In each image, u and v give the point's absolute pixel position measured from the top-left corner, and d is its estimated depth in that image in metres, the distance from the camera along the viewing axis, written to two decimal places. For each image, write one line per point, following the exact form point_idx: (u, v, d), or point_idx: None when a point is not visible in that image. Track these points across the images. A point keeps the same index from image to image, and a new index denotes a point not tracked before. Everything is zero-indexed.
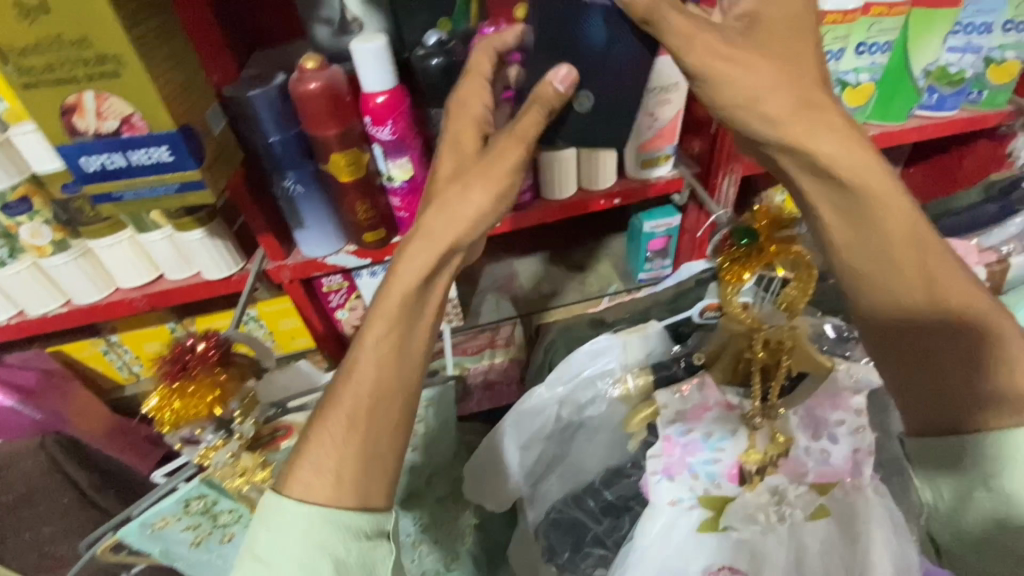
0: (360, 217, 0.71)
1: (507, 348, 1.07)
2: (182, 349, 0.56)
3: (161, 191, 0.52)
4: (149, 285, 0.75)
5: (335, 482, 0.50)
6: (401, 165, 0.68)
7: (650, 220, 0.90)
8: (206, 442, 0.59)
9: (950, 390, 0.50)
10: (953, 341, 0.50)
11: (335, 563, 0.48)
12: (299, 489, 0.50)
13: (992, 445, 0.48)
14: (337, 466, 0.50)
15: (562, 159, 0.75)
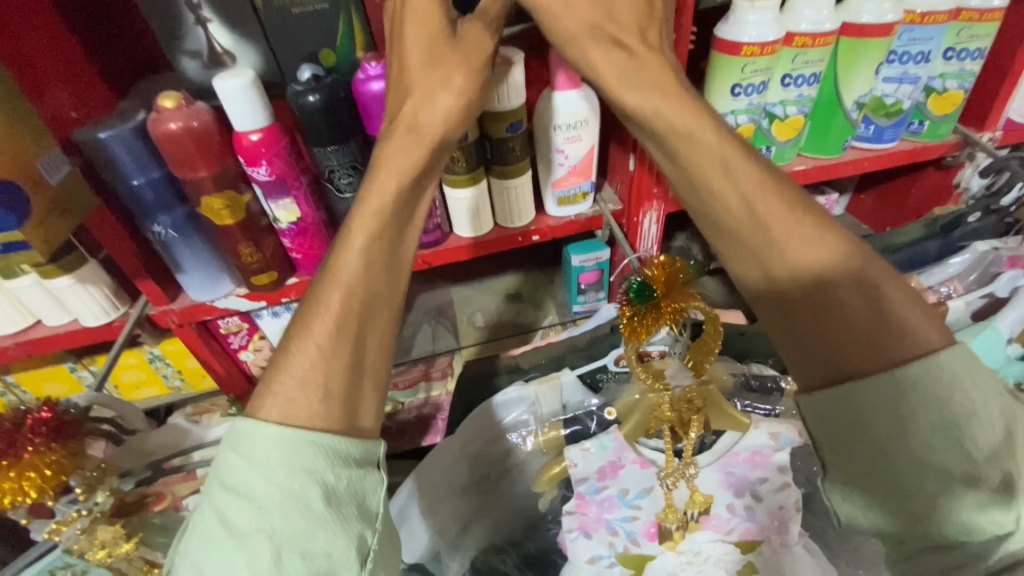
0: (246, 260, 0.65)
1: (443, 379, 1.04)
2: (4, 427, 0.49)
3: None
4: (24, 331, 0.69)
5: (322, 399, 0.48)
6: (284, 206, 0.62)
7: (578, 254, 0.85)
8: (59, 513, 0.53)
9: (832, 359, 0.46)
10: (836, 309, 0.46)
11: (324, 488, 0.45)
12: (280, 414, 0.47)
13: (887, 420, 0.43)
14: (311, 390, 0.48)
15: (470, 197, 0.70)
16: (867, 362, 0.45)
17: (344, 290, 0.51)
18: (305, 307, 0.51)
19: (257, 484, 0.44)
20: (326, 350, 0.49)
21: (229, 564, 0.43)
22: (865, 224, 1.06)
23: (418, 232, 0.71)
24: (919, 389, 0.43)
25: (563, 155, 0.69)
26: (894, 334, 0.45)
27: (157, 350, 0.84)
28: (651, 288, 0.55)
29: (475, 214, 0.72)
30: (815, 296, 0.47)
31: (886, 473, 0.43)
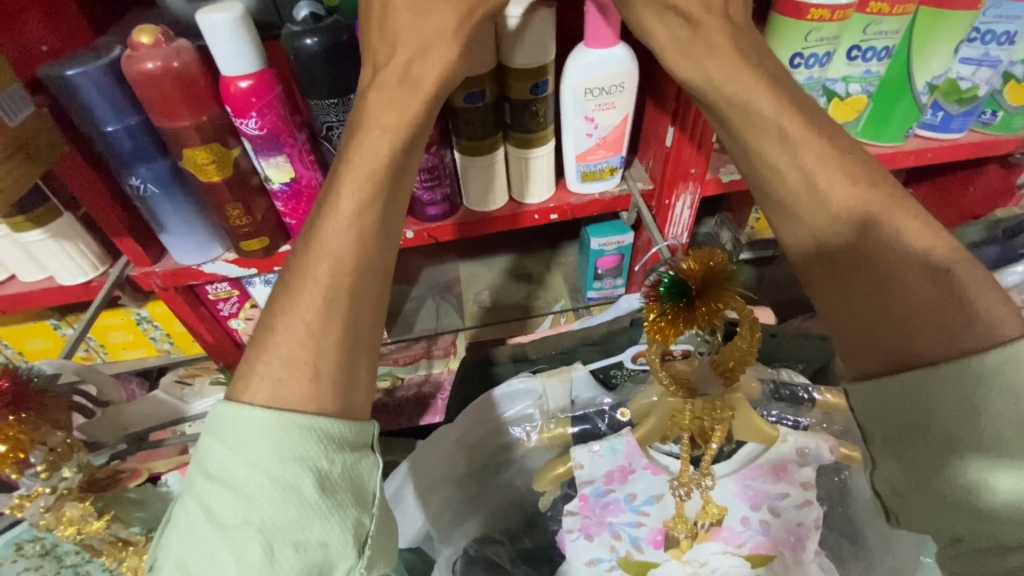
0: (234, 223, 0.59)
1: (445, 358, 0.98)
2: None
3: None
4: None
5: (309, 374, 0.42)
6: (277, 165, 0.56)
7: (598, 237, 0.78)
8: (24, 487, 0.49)
9: (897, 339, 0.41)
10: (905, 286, 0.41)
11: (316, 476, 0.40)
12: (263, 389, 0.42)
13: (955, 407, 0.38)
14: (294, 365, 0.42)
15: (485, 167, 0.63)
16: (938, 343, 0.40)
17: (330, 251, 0.44)
18: (293, 271, 0.45)
19: (242, 473, 0.39)
20: (314, 314, 0.43)
21: (215, 559, 0.38)
22: (935, 215, 0.92)
23: (425, 203, 0.64)
24: (991, 377, 0.38)
25: (592, 124, 0.61)
26: (967, 317, 0.39)
27: (144, 311, 0.78)
28: (684, 288, 0.48)
29: (489, 185, 0.65)
30: (875, 272, 0.41)
31: (942, 463, 0.39)
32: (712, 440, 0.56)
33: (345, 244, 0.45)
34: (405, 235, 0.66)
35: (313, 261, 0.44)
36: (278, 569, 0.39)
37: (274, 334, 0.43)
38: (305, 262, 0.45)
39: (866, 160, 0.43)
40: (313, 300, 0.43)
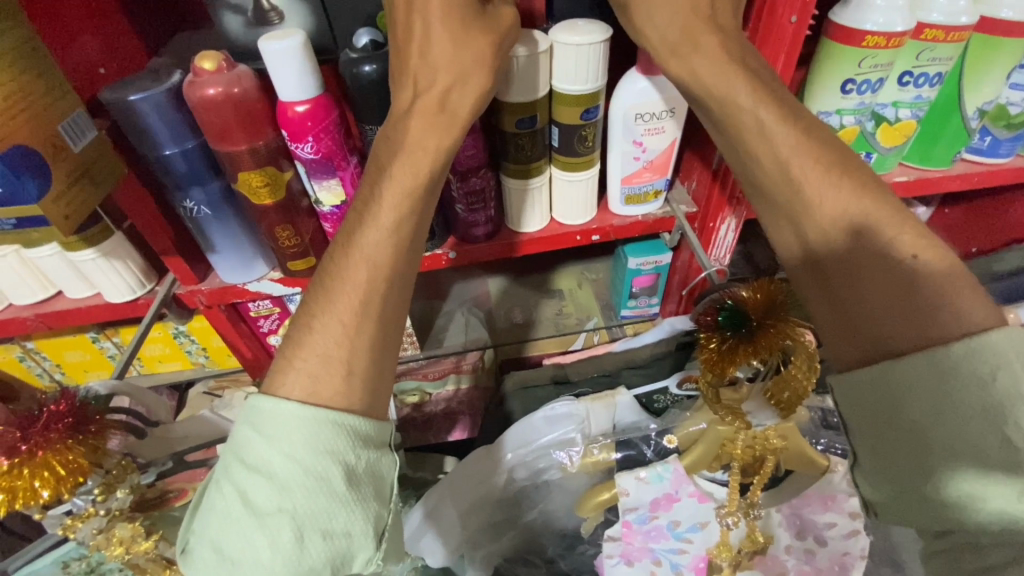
0: (283, 244, 0.60)
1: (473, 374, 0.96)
2: (18, 420, 0.46)
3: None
4: (44, 303, 0.65)
5: (343, 372, 0.42)
6: (329, 188, 0.56)
7: (635, 256, 0.78)
8: (74, 508, 0.49)
9: (870, 333, 0.41)
10: (875, 282, 0.41)
11: (345, 470, 0.40)
12: (300, 385, 0.41)
13: (923, 403, 0.37)
14: (325, 368, 0.42)
15: (531, 190, 0.63)
16: (905, 337, 0.39)
17: (367, 254, 0.45)
18: (331, 272, 0.45)
19: (276, 461, 0.39)
20: (354, 320, 0.43)
21: (249, 541, 0.38)
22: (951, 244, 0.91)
23: (469, 224, 0.64)
24: (971, 376, 0.36)
25: (640, 148, 0.61)
26: (932, 314, 0.38)
27: (182, 327, 0.79)
28: (744, 319, 0.48)
29: (533, 207, 0.65)
30: (855, 267, 0.42)
31: (904, 459, 0.38)
32: (763, 470, 0.56)
33: (379, 247, 0.45)
34: (448, 255, 0.66)
35: (346, 263, 0.45)
36: (306, 556, 0.39)
37: (313, 340, 0.43)
38: (334, 262, 0.45)
39: (860, 177, 0.44)
40: (349, 304, 0.44)
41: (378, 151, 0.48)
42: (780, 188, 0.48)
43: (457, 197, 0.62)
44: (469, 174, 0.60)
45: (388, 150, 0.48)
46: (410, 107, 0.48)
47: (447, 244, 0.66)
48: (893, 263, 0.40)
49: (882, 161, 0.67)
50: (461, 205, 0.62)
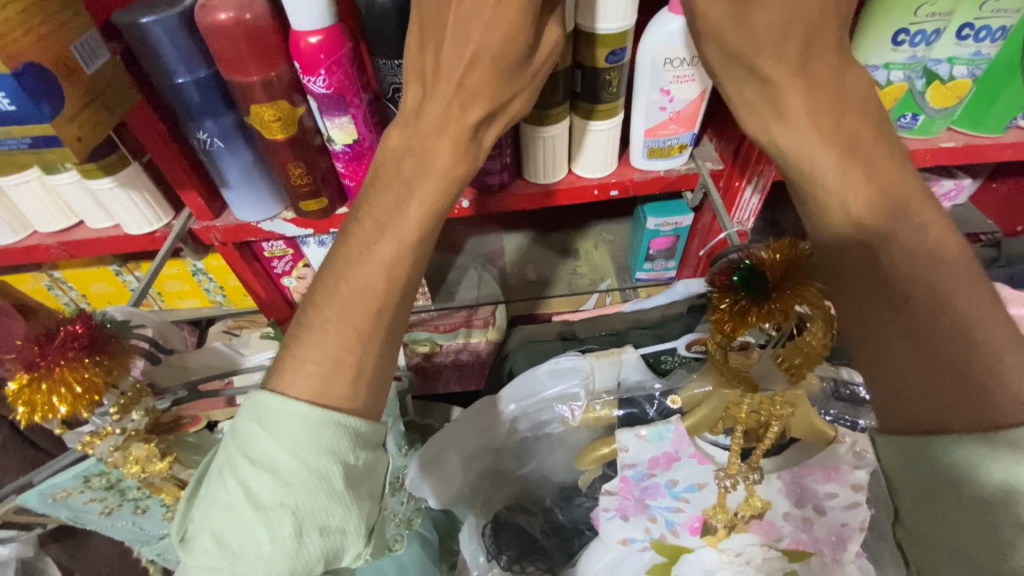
0: (295, 182, 0.59)
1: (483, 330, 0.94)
2: (37, 338, 0.48)
3: (13, 145, 0.46)
4: (68, 231, 0.67)
5: (350, 365, 0.43)
6: (340, 126, 0.55)
7: (654, 217, 0.75)
8: (93, 427, 0.52)
9: (910, 389, 0.39)
10: (909, 339, 0.39)
11: (344, 470, 0.41)
12: (311, 385, 0.42)
13: (971, 461, 0.36)
14: (337, 356, 0.43)
15: (551, 138, 0.61)
16: (948, 398, 0.37)
17: (368, 277, 0.45)
18: (341, 266, 0.45)
19: (279, 456, 0.39)
20: (362, 309, 0.44)
21: (252, 534, 0.39)
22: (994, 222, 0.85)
23: (483, 172, 0.63)
24: (1021, 443, 0.35)
25: (667, 97, 0.58)
26: (980, 384, 0.37)
27: (200, 264, 0.80)
28: (761, 278, 0.46)
29: (552, 159, 0.63)
30: (917, 321, 0.39)
31: (942, 515, 0.37)
32: (766, 436, 0.55)
33: (394, 256, 0.45)
34: (461, 204, 0.65)
35: (359, 264, 0.45)
36: (303, 551, 0.40)
37: (323, 320, 0.44)
38: (362, 235, 0.46)
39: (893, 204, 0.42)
40: (361, 301, 0.44)
41: (405, 163, 0.48)
42: (812, 141, 0.46)
43: None
44: None
45: (415, 169, 0.48)
46: (441, 124, 0.47)
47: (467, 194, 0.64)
48: (924, 308, 0.39)
49: (927, 125, 0.63)
50: None
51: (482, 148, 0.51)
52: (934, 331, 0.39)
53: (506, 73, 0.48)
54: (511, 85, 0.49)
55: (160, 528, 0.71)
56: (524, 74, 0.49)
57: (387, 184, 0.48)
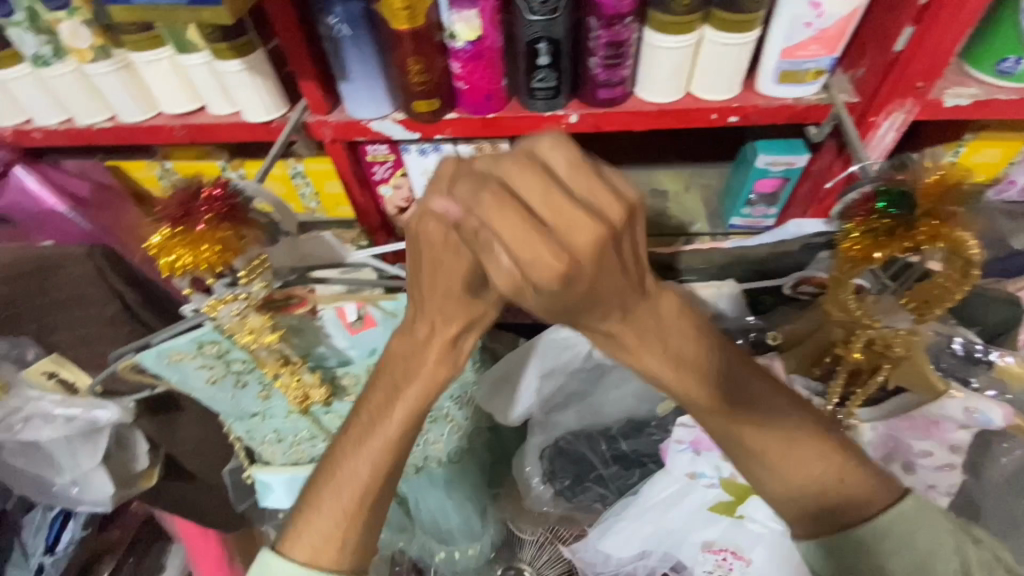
0: (412, 78, 0.60)
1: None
2: (183, 197, 0.53)
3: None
4: (191, 116, 0.70)
5: (337, 545, 0.51)
6: (467, 20, 0.56)
7: (766, 154, 0.72)
8: (217, 293, 0.56)
9: (812, 506, 0.48)
10: (793, 500, 0.47)
11: None
12: (304, 550, 0.51)
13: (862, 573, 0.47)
14: (333, 541, 0.51)
15: (674, 51, 0.59)
16: (828, 521, 0.48)
17: (354, 479, 0.51)
18: (330, 459, 0.52)
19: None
20: (340, 532, 0.51)
21: None
22: None
23: (600, 84, 0.61)
24: (884, 535, 0.46)
25: (815, 12, 0.56)
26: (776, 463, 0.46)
27: (300, 166, 0.83)
28: (905, 201, 0.47)
29: (671, 76, 0.61)
30: (756, 470, 0.47)
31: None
32: (874, 377, 0.55)
33: (406, 413, 0.50)
34: (569, 118, 0.65)
35: (340, 466, 0.52)
36: None
37: (308, 529, 0.51)
38: None
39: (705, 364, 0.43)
40: (331, 521, 0.51)
41: (397, 370, 0.51)
42: None
43: (595, 48, 0.59)
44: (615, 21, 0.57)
45: (404, 373, 0.50)
46: (429, 338, 0.49)
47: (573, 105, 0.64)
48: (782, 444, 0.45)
49: None
50: (598, 58, 0.59)
51: (464, 350, 0.50)
52: (811, 505, 0.48)
53: (470, 285, 0.45)
54: (479, 308, 0.47)
55: (254, 407, 0.77)
56: (483, 296, 0.46)
57: (381, 382, 0.52)
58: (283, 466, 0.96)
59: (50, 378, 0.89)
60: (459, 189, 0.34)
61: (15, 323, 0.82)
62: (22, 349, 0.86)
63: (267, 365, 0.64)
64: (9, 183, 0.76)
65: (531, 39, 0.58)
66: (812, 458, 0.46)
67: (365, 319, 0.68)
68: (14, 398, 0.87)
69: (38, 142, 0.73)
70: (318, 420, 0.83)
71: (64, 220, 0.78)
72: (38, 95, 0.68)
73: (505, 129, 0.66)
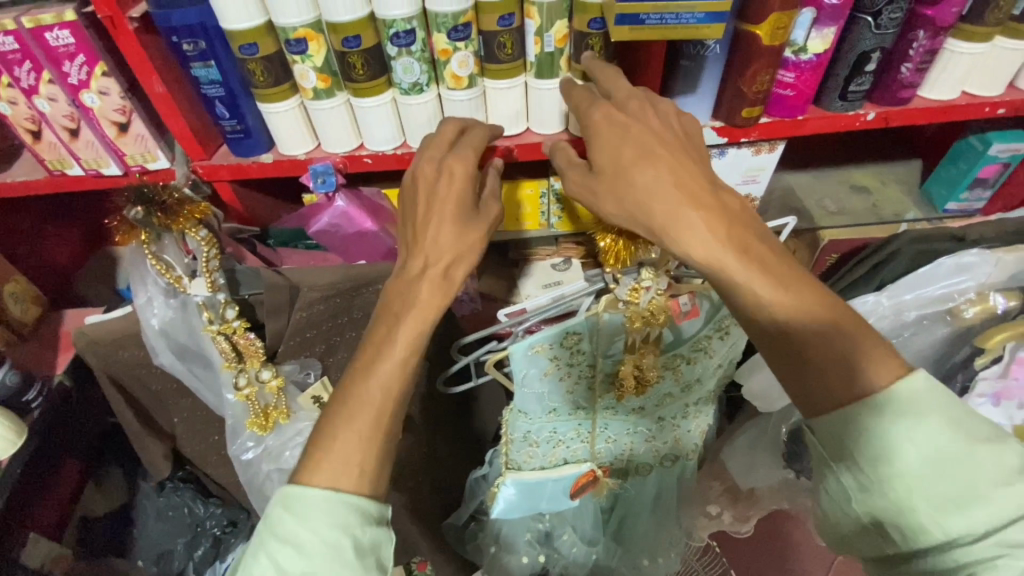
0: (754, 88, 0.70)
1: None
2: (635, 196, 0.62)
3: (684, 20, 0.55)
4: (519, 136, 0.77)
5: (359, 472, 0.52)
6: (825, 35, 0.66)
7: (1000, 143, 0.86)
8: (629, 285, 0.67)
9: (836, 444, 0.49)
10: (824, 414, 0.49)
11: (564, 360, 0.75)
12: (325, 477, 0.51)
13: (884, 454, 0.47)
14: (368, 461, 0.52)
15: (968, 56, 0.72)
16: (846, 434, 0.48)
17: (383, 383, 0.54)
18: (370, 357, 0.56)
19: (304, 538, 0.49)
20: (391, 406, 0.54)
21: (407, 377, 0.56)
22: None
23: (905, 85, 0.73)
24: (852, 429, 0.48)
25: None
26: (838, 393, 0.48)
27: (558, 182, 0.94)
28: None
29: (958, 77, 0.74)
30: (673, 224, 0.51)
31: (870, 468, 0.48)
32: None
33: (442, 289, 0.58)
34: (867, 116, 0.75)
35: (365, 383, 0.54)
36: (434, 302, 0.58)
37: (330, 450, 0.52)
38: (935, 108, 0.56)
39: (722, 203, 0.50)
40: (353, 445, 0.52)
41: (395, 305, 0.58)
42: None
43: (913, 56, 0.70)
44: (941, 32, 0.68)
45: (403, 304, 0.57)
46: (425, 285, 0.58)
47: (869, 108, 0.75)
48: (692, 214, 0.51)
49: None
50: (912, 64, 0.71)
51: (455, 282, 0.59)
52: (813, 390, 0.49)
53: (461, 209, 0.61)
54: (472, 232, 0.60)
55: (557, 401, 0.83)
56: (484, 214, 0.62)
57: (383, 317, 0.58)
58: (537, 469, 0.96)
59: (315, 402, 0.82)
60: (469, 138, 0.66)
61: (307, 344, 0.83)
62: (305, 372, 0.83)
63: (637, 318, 0.69)
64: (331, 208, 0.80)
65: (869, 49, 0.68)
66: (867, 371, 0.47)
67: (692, 310, 0.76)
68: (297, 422, 0.82)
69: (364, 167, 0.78)
70: (595, 417, 0.89)
71: (376, 239, 0.85)
72: (386, 123, 0.74)
73: (808, 130, 0.76)
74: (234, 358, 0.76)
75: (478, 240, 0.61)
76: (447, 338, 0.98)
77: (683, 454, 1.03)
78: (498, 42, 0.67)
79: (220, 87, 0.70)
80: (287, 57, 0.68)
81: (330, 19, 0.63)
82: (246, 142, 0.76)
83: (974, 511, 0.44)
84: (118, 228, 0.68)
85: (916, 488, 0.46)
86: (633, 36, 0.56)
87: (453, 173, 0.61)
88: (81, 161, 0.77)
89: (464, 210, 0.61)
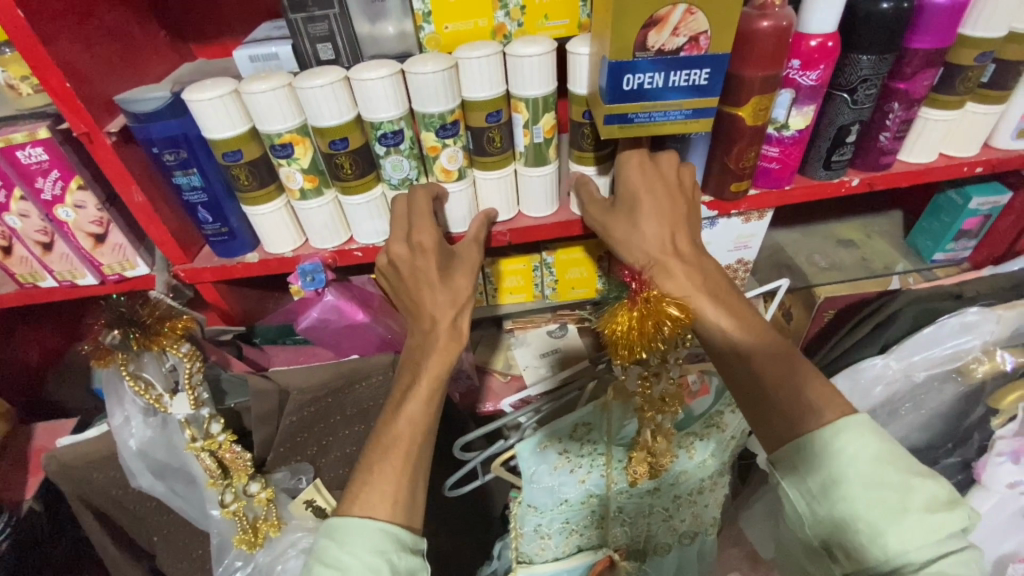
0: (742, 164, 0.70)
1: None
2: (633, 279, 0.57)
3: (670, 116, 0.56)
4: (511, 220, 0.76)
5: (393, 499, 0.50)
6: (805, 112, 0.68)
7: (979, 197, 0.88)
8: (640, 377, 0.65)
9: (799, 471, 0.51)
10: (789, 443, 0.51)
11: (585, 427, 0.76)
12: (361, 504, 0.50)
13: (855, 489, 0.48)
14: (401, 494, 0.51)
15: (942, 122, 0.74)
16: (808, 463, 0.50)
17: (412, 416, 0.53)
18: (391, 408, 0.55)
19: (346, 561, 0.47)
20: (420, 445, 0.53)
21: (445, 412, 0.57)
22: None
23: (885, 152, 0.74)
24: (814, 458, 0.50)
25: None
26: (804, 415, 0.51)
27: (551, 256, 0.92)
28: None
29: (935, 141, 0.76)
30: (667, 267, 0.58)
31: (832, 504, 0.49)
32: None
33: (449, 346, 0.57)
34: (851, 182, 0.77)
35: (397, 421, 0.53)
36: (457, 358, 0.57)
37: (366, 490, 0.50)
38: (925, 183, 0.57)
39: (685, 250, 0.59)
40: (388, 476, 0.51)
41: (415, 352, 0.58)
42: None
43: (890, 126, 0.72)
44: (915, 103, 0.70)
45: (423, 351, 0.57)
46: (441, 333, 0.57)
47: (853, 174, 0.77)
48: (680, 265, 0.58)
49: None
50: (890, 133, 0.73)
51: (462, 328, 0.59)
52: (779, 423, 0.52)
53: (441, 263, 0.60)
54: (457, 281, 0.60)
55: (570, 492, 0.80)
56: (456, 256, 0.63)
57: (408, 366, 0.58)
58: (549, 561, 0.89)
59: (308, 508, 0.73)
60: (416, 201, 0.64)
61: (297, 446, 0.76)
62: (297, 478, 0.75)
63: (649, 407, 0.66)
64: (321, 303, 0.77)
65: (847, 122, 0.70)
66: (823, 401, 0.51)
67: (702, 388, 0.77)
68: (287, 534, 0.74)
69: (354, 259, 0.76)
70: (608, 502, 0.84)
71: (367, 330, 0.82)
72: (376, 217, 0.72)
73: (796, 199, 0.77)
74: (219, 474, 0.70)
75: (465, 286, 0.60)
76: (447, 423, 0.93)
77: (702, 530, 0.98)
78: (487, 137, 0.67)
79: (202, 193, 0.68)
80: (272, 161, 0.67)
81: (316, 124, 0.63)
82: (230, 245, 0.73)
83: (928, 534, 0.45)
84: (94, 353, 0.65)
85: (865, 515, 0.47)
86: (622, 134, 0.57)
87: (425, 249, 0.60)
88: (54, 275, 0.74)
89: (447, 262, 0.61)
